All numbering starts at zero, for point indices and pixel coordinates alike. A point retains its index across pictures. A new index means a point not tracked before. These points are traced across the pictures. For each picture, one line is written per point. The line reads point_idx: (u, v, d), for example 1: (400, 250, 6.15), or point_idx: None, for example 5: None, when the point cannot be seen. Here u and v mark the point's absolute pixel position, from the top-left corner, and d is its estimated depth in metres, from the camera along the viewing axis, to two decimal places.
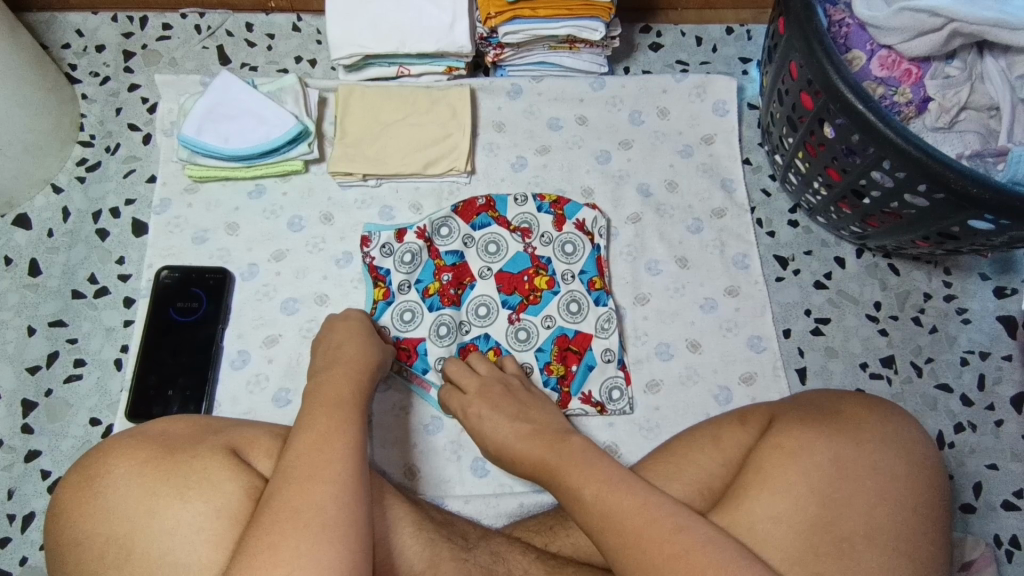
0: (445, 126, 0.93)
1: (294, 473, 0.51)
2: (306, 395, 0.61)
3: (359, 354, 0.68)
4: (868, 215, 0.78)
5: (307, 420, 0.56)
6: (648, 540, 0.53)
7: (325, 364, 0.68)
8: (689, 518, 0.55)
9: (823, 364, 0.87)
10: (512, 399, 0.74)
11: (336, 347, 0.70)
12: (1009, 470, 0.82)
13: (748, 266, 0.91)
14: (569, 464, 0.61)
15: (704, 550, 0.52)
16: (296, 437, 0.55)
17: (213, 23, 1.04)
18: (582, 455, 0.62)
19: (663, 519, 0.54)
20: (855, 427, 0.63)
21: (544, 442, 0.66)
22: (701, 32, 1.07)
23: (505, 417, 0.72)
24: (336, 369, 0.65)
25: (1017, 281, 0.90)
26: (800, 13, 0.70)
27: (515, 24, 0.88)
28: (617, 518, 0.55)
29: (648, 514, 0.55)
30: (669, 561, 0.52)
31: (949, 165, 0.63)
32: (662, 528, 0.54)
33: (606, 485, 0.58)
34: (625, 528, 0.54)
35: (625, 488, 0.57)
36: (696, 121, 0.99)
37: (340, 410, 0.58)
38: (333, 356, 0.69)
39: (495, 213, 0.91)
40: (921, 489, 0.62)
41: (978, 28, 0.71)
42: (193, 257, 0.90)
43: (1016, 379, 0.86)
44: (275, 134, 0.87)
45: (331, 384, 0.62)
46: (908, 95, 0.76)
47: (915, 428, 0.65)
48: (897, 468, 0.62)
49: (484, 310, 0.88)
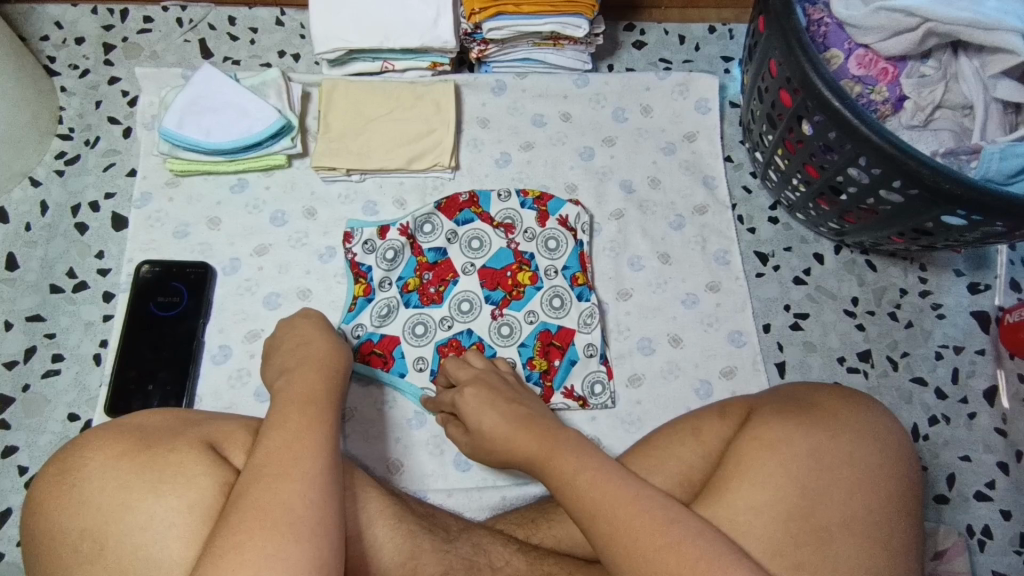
0: (430, 121, 0.93)
1: (262, 473, 0.51)
2: (278, 392, 0.60)
3: (326, 350, 0.66)
4: (846, 212, 0.79)
5: (276, 418, 0.56)
6: (634, 530, 0.54)
7: (285, 363, 0.65)
8: (678, 512, 0.55)
9: (802, 358, 0.89)
10: (501, 390, 0.73)
11: (296, 343, 0.67)
12: (981, 461, 0.83)
13: (729, 261, 0.92)
14: (557, 455, 0.61)
15: (697, 544, 0.53)
16: (267, 436, 0.54)
17: (195, 16, 1.03)
18: (573, 446, 0.61)
19: (651, 512, 0.55)
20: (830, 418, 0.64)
21: (531, 432, 0.66)
22: (683, 30, 1.08)
23: (493, 409, 0.70)
24: (299, 366, 0.63)
25: (989, 277, 0.92)
26: (779, 12, 0.70)
27: (499, 20, 0.88)
28: (602, 509, 0.56)
29: (634, 508, 0.55)
30: (659, 551, 0.52)
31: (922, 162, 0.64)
32: (651, 521, 0.54)
33: (594, 478, 0.58)
34: (612, 520, 0.55)
35: (616, 480, 0.57)
36: (679, 118, 1.00)
37: (312, 407, 0.57)
38: (298, 354, 0.66)
39: (479, 210, 0.92)
40: (896, 477, 0.63)
41: (953, 28, 0.72)
42: (174, 251, 0.89)
43: (989, 373, 0.87)
44: (256, 128, 0.87)
45: (306, 381, 0.61)
46: (884, 93, 0.77)
47: (888, 418, 0.66)
48: (874, 457, 0.63)
49: (467, 305, 0.88)
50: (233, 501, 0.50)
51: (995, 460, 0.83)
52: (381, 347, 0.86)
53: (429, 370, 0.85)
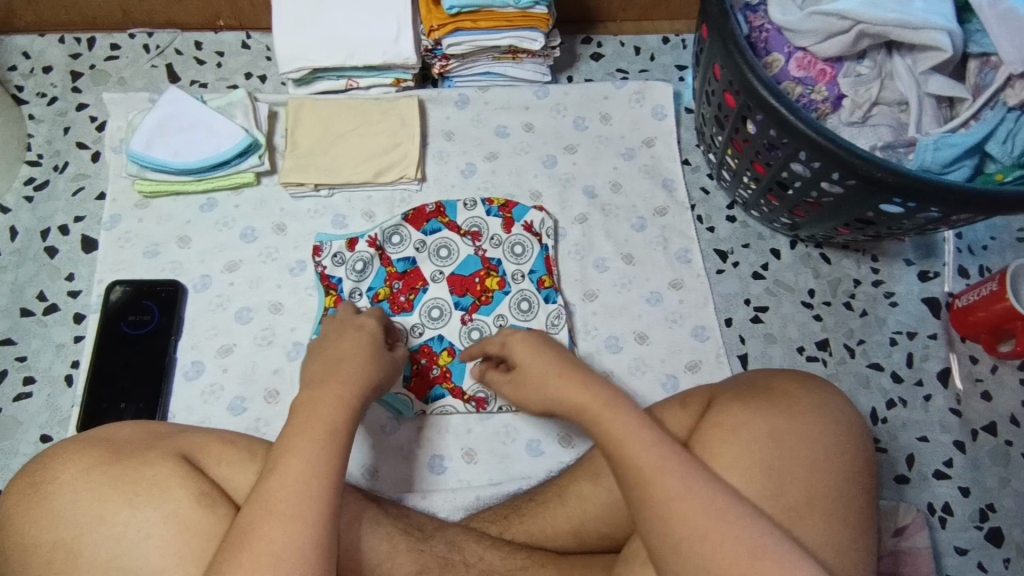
0: (396, 135, 0.96)
1: (273, 509, 0.51)
2: (300, 408, 0.57)
3: (360, 368, 0.62)
4: (794, 206, 0.83)
5: (288, 445, 0.54)
6: (684, 520, 0.54)
7: (315, 373, 0.60)
8: (726, 502, 0.55)
9: (763, 349, 0.91)
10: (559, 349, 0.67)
11: (335, 357, 0.62)
12: (938, 441, 0.86)
13: (690, 259, 0.95)
14: (601, 430, 0.60)
15: (749, 542, 0.54)
16: (280, 467, 0.53)
17: (162, 42, 1.05)
18: (635, 426, 0.59)
19: (716, 515, 0.54)
20: (788, 401, 0.67)
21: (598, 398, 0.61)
22: (639, 42, 1.12)
23: (549, 365, 0.65)
24: (335, 378, 0.60)
25: (938, 265, 0.96)
26: (717, 19, 0.73)
27: (457, 36, 0.92)
28: (654, 493, 0.55)
29: (687, 500, 0.55)
30: (701, 541, 0.54)
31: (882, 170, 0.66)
32: (705, 517, 0.54)
33: (651, 466, 0.56)
34: (661, 507, 0.55)
35: (674, 482, 0.55)
36: (637, 125, 1.04)
37: (328, 438, 0.55)
38: (332, 365, 0.61)
39: (446, 219, 0.94)
40: (862, 466, 0.66)
41: (883, 29, 0.76)
42: (144, 271, 0.90)
43: (942, 356, 0.91)
44: (224, 147, 0.89)
45: (320, 398, 0.57)
46: (823, 93, 0.81)
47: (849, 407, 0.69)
48: (838, 442, 0.66)
49: (437, 312, 0.90)
50: (236, 541, 0.50)
51: (952, 439, 0.86)
52: None
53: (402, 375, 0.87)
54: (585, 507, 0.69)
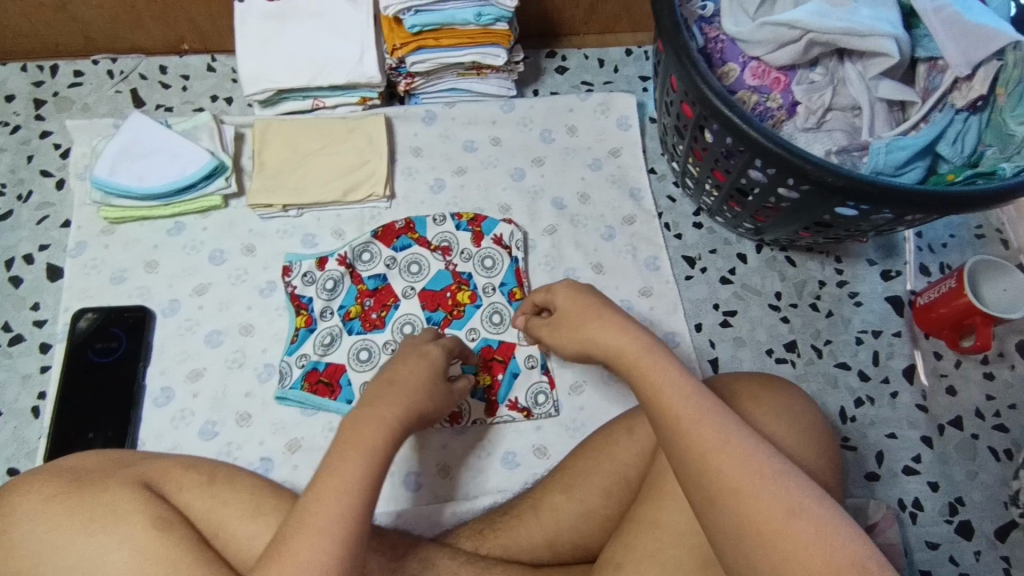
0: (363, 154, 0.96)
1: (308, 525, 0.50)
2: (350, 423, 0.57)
3: (409, 396, 0.61)
4: (755, 211, 0.85)
5: (332, 461, 0.54)
6: (721, 470, 0.53)
7: (370, 395, 0.60)
8: (764, 459, 0.53)
9: (733, 353, 0.93)
10: (607, 306, 0.67)
11: (391, 382, 0.62)
12: (906, 437, 0.88)
13: (658, 267, 0.97)
14: (642, 382, 0.60)
15: (786, 498, 0.51)
16: (322, 481, 0.53)
17: (126, 67, 1.05)
18: (679, 379, 0.58)
19: (755, 462, 0.53)
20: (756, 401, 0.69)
21: (647, 352, 0.61)
22: (602, 55, 1.14)
23: (596, 320, 0.65)
24: (390, 395, 0.60)
25: (900, 264, 0.98)
26: (669, 33, 0.75)
27: (420, 54, 0.92)
28: (691, 445, 0.55)
29: (725, 453, 0.54)
30: (736, 494, 0.52)
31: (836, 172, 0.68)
32: (742, 471, 0.52)
33: (692, 417, 0.56)
34: (699, 460, 0.54)
35: (712, 424, 0.55)
36: (603, 136, 1.05)
37: (370, 459, 0.54)
38: (393, 389, 0.61)
39: (416, 235, 0.95)
40: (828, 460, 0.68)
41: (831, 37, 0.78)
42: (111, 297, 0.89)
43: (906, 353, 0.93)
44: (188, 170, 0.89)
45: (370, 420, 0.57)
46: (778, 100, 0.83)
47: (812, 407, 0.71)
48: (806, 439, 0.67)
49: (409, 328, 0.91)
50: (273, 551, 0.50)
51: (919, 435, 0.88)
52: (326, 376, 0.86)
53: None
54: (559, 519, 0.69)
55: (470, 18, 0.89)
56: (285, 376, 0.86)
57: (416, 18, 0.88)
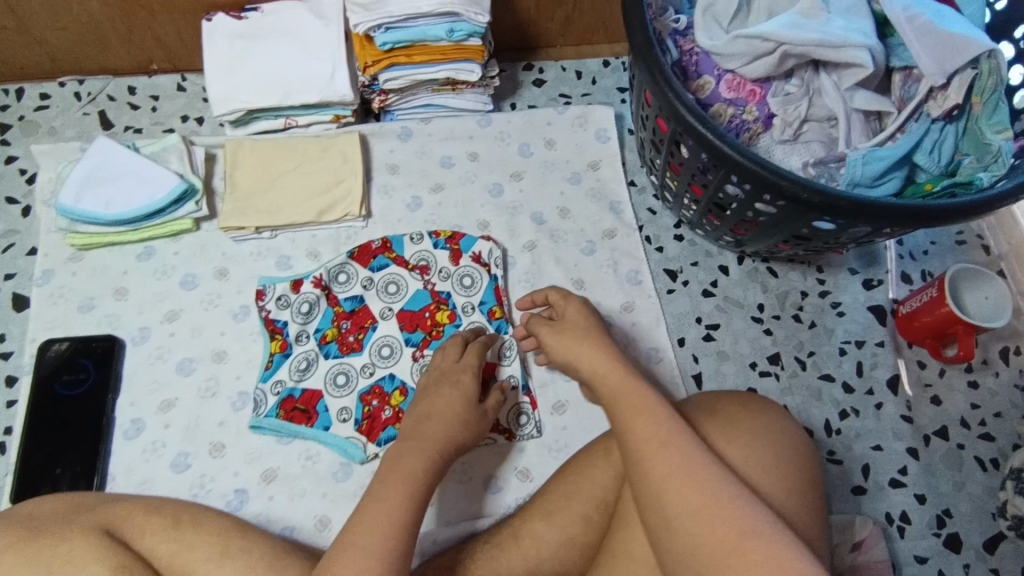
0: (338, 173, 0.95)
1: (354, 542, 0.57)
2: (391, 455, 0.66)
3: (444, 428, 0.70)
4: (734, 225, 0.84)
5: (376, 488, 0.62)
6: (676, 496, 0.54)
7: (412, 429, 0.70)
8: (722, 483, 0.55)
9: (717, 367, 0.92)
10: (593, 325, 0.69)
11: (429, 416, 0.71)
12: (892, 449, 0.87)
13: (640, 281, 0.96)
14: (614, 405, 0.61)
15: (740, 520, 0.53)
16: (370, 502, 0.60)
17: (94, 89, 1.03)
18: (649, 404, 0.60)
19: (709, 486, 0.54)
20: (735, 420, 0.68)
21: (623, 375, 0.62)
22: (580, 66, 1.13)
23: (582, 337, 0.68)
24: (429, 423, 0.70)
25: (882, 272, 0.97)
26: (642, 48, 0.74)
27: (393, 71, 0.91)
28: (652, 469, 0.56)
29: (683, 476, 0.55)
30: (692, 518, 0.53)
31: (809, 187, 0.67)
32: (700, 495, 0.54)
33: (656, 441, 0.57)
34: (659, 483, 0.55)
35: (672, 450, 0.56)
36: (582, 149, 1.04)
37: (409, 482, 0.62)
38: (432, 420, 0.71)
39: (393, 254, 0.93)
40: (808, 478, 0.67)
41: (804, 49, 0.77)
42: (80, 326, 0.87)
43: (890, 363, 0.92)
44: (158, 195, 0.87)
45: (409, 452, 0.66)
46: (754, 113, 0.82)
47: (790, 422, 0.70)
48: (782, 460, 0.66)
49: (387, 350, 0.89)
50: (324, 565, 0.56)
51: (905, 447, 0.87)
52: (302, 402, 0.84)
53: (353, 420, 0.85)
54: (538, 549, 0.67)
55: (443, 35, 0.87)
56: (260, 404, 0.84)
57: (388, 35, 0.87)
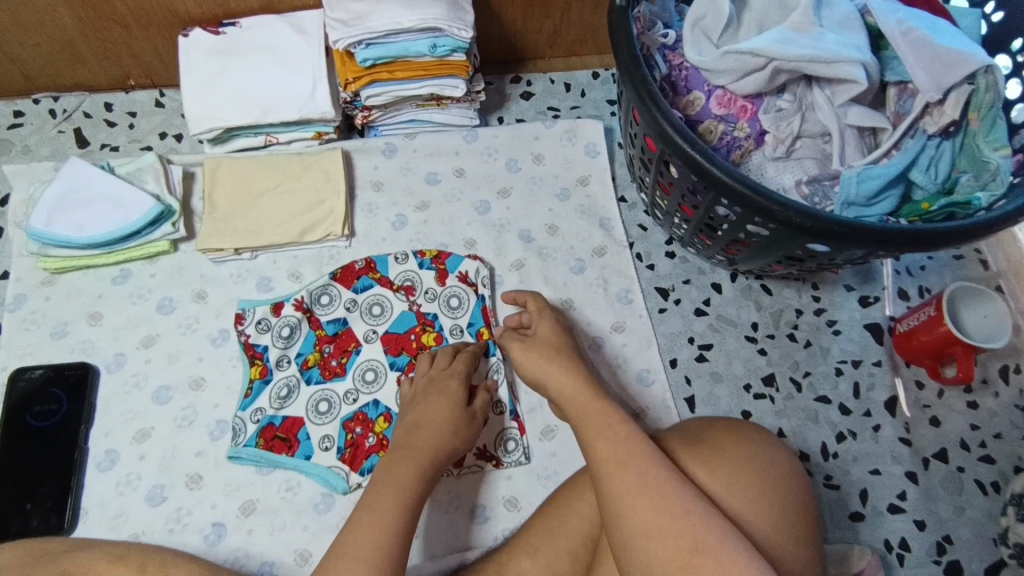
0: (319, 191, 0.92)
1: (345, 551, 0.59)
2: (380, 468, 0.69)
3: (435, 437, 0.72)
4: (726, 245, 0.82)
5: (367, 498, 0.64)
6: (636, 512, 0.57)
7: (403, 439, 0.72)
8: (678, 501, 0.57)
9: (710, 390, 0.89)
10: (563, 346, 0.77)
11: (419, 425, 0.74)
12: (890, 473, 0.85)
13: (631, 300, 0.93)
14: (582, 427, 0.66)
15: (691, 536, 0.55)
16: (360, 512, 0.63)
17: (69, 106, 1.00)
18: (611, 425, 0.64)
19: (666, 503, 0.57)
20: (721, 447, 0.67)
21: (588, 396, 0.69)
22: (569, 79, 1.11)
23: (552, 357, 0.75)
24: (421, 431, 0.73)
25: (878, 289, 0.95)
26: (628, 66, 0.72)
27: (375, 87, 0.88)
28: (612, 484, 0.60)
29: (641, 496, 0.58)
30: (649, 536, 0.56)
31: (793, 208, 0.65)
32: (654, 514, 0.56)
33: (615, 462, 0.61)
34: (617, 501, 0.58)
35: (633, 467, 0.59)
36: (571, 164, 1.01)
37: (396, 493, 0.65)
38: (421, 429, 0.73)
39: (377, 275, 0.91)
40: (795, 501, 0.65)
41: (797, 65, 0.75)
42: (52, 353, 0.85)
43: (887, 384, 0.90)
44: (132, 217, 0.84)
45: (398, 465, 0.68)
46: (745, 130, 0.81)
47: (780, 449, 0.69)
48: (768, 486, 0.65)
49: (371, 375, 0.86)
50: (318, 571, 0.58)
51: (904, 470, 0.85)
52: (283, 431, 0.82)
53: (335, 448, 0.82)
54: None
55: (425, 50, 0.85)
56: (239, 433, 0.81)
57: (369, 52, 0.84)
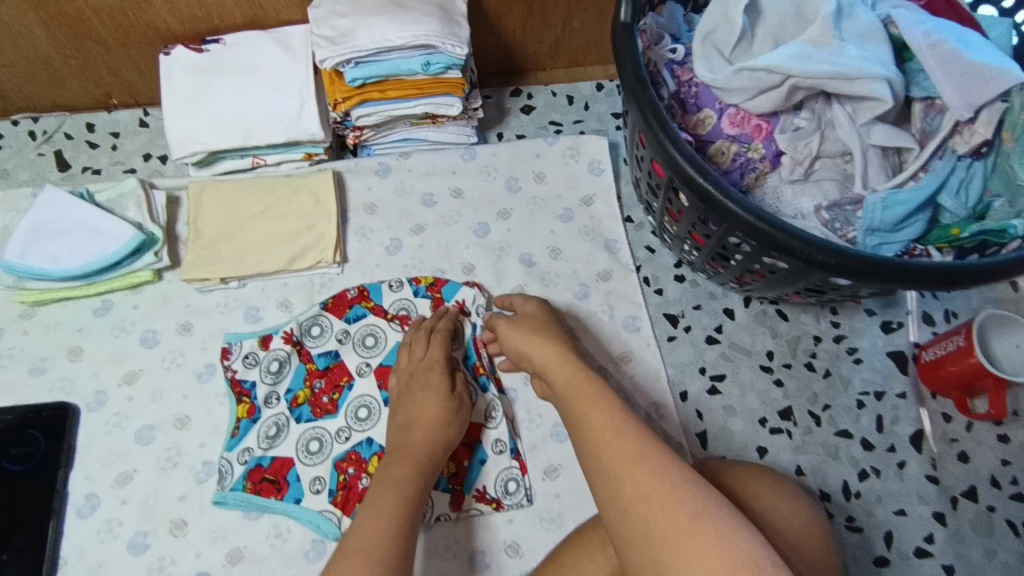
0: (309, 216, 0.87)
1: (350, 549, 0.59)
2: (379, 469, 0.69)
3: (428, 436, 0.72)
4: (739, 274, 0.77)
5: (369, 498, 0.65)
6: (631, 482, 0.56)
7: (395, 442, 0.72)
8: (674, 469, 0.56)
9: (723, 424, 0.84)
10: (549, 325, 0.77)
11: (411, 423, 0.73)
12: (917, 514, 0.80)
13: (638, 328, 0.88)
14: (570, 406, 0.66)
15: (690, 502, 0.54)
16: (361, 513, 0.63)
17: (49, 127, 0.96)
18: (603, 398, 0.64)
19: (659, 471, 0.56)
20: (738, 483, 0.65)
21: (578, 369, 0.69)
22: (571, 91, 1.06)
23: (538, 334, 0.75)
24: (413, 429, 0.72)
25: (901, 314, 0.90)
26: (634, 87, 0.67)
27: (367, 107, 0.83)
28: (605, 454, 0.59)
29: (639, 463, 0.57)
30: (647, 503, 0.55)
31: (794, 234, 0.61)
32: (653, 481, 0.55)
33: (611, 431, 0.60)
34: (614, 469, 0.58)
35: (628, 437, 0.59)
36: (574, 182, 0.96)
37: (398, 492, 0.65)
38: (414, 425, 0.73)
39: (371, 303, 0.86)
40: (815, 540, 0.62)
41: (816, 82, 0.69)
42: (30, 391, 0.81)
43: (913, 417, 0.85)
44: (112, 247, 0.80)
45: (396, 465, 0.68)
46: (760, 150, 0.75)
47: (802, 495, 0.66)
48: (784, 512, 0.63)
49: (364, 412, 0.81)
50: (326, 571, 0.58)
51: (931, 511, 0.80)
52: (271, 473, 0.77)
53: (327, 490, 0.77)
54: None
55: (418, 68, 0.80)
56: (225, 476, 0.77)
57: (358, 71, 0.79)
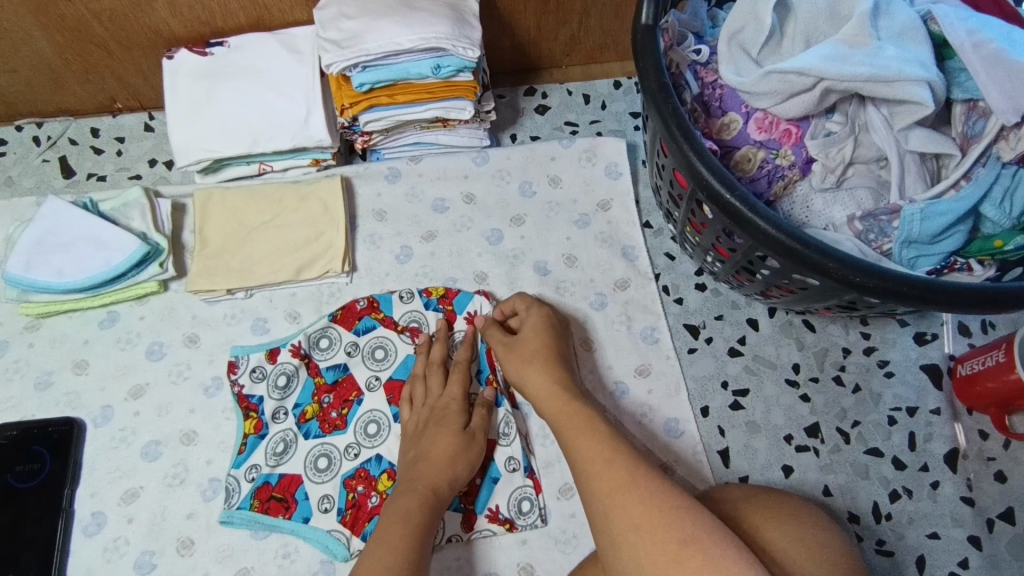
0: (317, 224, 0.85)
1: None
2: (389, 503, 0.68)
3: (438, 471, 0.70)
4: (765, 288, 0.73)
5: (378, 535, 0.64)
6: (619, 512, 0.56)
7: (406, 476, 0.71)
8: (665, 497, 0.56)
9: (746, 442, 0.81)
10: (553, 349, 0.76)
11: (423, 457, 0.72)
12: (950, 537, 0.76)
13: (657, 340, 0.85)
14: (566, 435, 0.66)
15: (680, 528, 0.53)
16: (370, 550, 0.62)
17: (53, 132, 0.94)
18: (597, 429, 0.65)
19: (647, 497, 0.56)
20: (751, 508, 0.63)
21: (570, 400, 0.70)
22: (588, 89, 1.01)
23: (535, 361, 0.74)
24: (424, 462, 0.71)
25: (936, 325, 0.85)
26: (655, 94, 0.63)
27: (375, 112, 0.80)
28: (596, 482, 0.60)
29: (630, 491, 0.57)
30: (635, 531, 0.55)
31: (826, 252, 0.57)
32: (643, 508, 0.55)
33: (601, 459, 0.61)
34: (604, 497, 0.58)
35: (618, 463, 0.60)
36: (590, 186, 0.93)
37: (406, 528, 0.64)
38: (425, 460, 0.71)
39: (380, 315, 0.84)
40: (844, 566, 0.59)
41: (850, 85, 0.65)
42: (36, 406, 0.80)
43: (947, 435, 0.81)
44: (115, 259, 0.78)
45: (405, 501, 0.67)
46: (790, 157, 0.71)
47: (826, 520, 0.63)
48: (807, 539, 0.60)
49: (373, 428, 0.79)
50: None
51: (966, 535, 0.76)
52: (279, 491, 0.76)
53: (335, 509, 0.75)
54: None
55: (428, 72, 0.77)
56: (232, 494, 0.75)
57: (365, 75, 0.76)
